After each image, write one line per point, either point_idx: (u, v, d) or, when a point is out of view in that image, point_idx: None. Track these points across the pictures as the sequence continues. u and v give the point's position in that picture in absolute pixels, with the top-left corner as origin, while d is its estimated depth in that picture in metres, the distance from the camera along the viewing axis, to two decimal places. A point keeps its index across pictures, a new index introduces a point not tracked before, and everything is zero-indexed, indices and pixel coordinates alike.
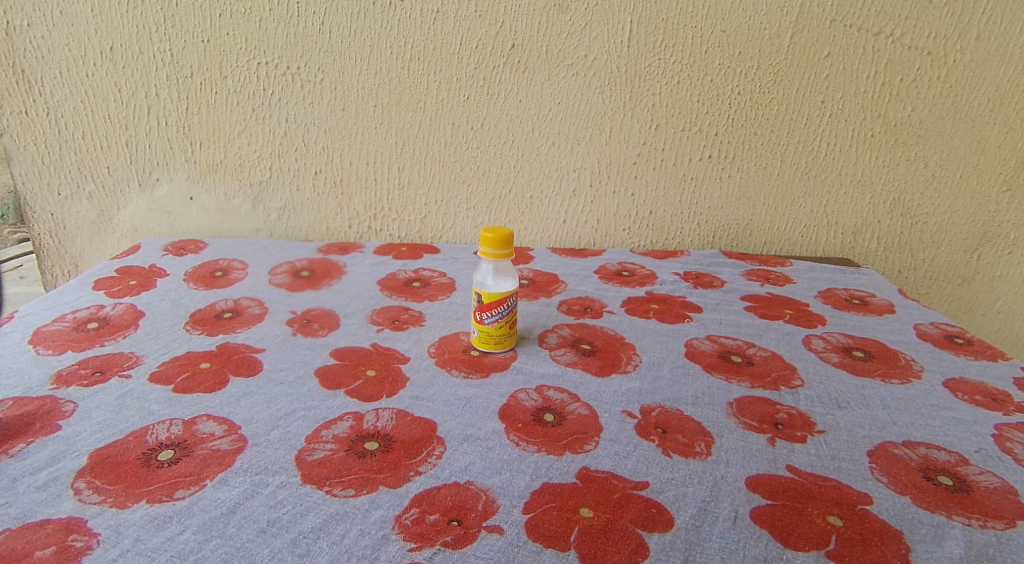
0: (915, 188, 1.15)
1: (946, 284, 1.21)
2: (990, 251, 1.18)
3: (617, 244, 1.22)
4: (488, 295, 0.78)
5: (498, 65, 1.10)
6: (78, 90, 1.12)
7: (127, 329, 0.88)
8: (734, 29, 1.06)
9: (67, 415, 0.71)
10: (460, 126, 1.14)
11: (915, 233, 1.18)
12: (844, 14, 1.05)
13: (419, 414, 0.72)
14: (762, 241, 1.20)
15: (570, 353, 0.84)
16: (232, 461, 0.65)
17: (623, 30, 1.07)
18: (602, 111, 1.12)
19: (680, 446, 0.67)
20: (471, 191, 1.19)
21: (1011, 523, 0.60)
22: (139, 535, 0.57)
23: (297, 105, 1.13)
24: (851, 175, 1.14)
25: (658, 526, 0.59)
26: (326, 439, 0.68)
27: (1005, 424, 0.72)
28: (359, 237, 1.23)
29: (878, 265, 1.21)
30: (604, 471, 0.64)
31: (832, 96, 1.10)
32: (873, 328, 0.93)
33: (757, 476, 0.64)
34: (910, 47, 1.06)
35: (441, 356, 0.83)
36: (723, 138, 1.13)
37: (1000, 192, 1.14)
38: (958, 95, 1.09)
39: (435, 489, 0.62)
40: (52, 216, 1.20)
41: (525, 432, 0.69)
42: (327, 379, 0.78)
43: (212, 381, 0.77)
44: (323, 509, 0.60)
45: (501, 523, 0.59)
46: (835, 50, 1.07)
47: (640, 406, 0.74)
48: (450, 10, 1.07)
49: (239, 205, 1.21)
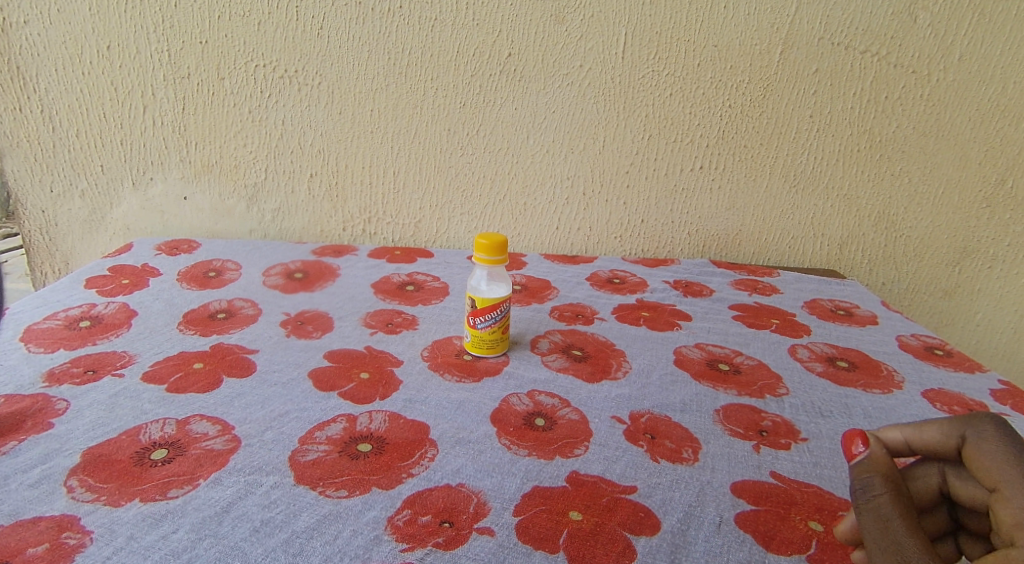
0: (899, 203, 1.17)
1: (928, 297, 1.24)
2: (970, 266, 1.21)
3: (608, 251, 1.23)
4: (482, 300, 0.80)
5: (494, 73, 1.11)
6: (74, 88, 1.13)
7: (119, 329, 0.88)
8: (725, 44, 1.09)
9: (59, 414, 0.71)
10: (455, 133, 1.15)
11: (898, 246, 1.20)
12: (832, 32, 1.08)
13: (412, 417, 0.73)
14: (751, 251, 1.22)
15: (561, 359, 0.85)
16: (227, 461, 0.65)
17: (617, 42, 1.09)
18: (596, 120, 1.14)
19: (668, 452, 0.69)
20: (466, 197, 1.20)
21: None
22: (132, 533, 0.57)
23: (293, 108, 1.14)
24: (837, 189, 1.17)
25: (645, 529, 0.60)
26: (319, 440, 0.69)
27: None
28: (353, 240, 1.24)
29: (863, 277, 1.23)
30: (593, 475, 0.66)
31: (820, 111, 1.12)
32: (856, 339, 0.95)
33: (742, 482, 0.66)
34: (895, 65, 1.09)
35: (433, 359, 0.84)
36: (714, 150, 1.15)
37: (980, 209, 1.17)
38: (941, 113, 1.11)
39: (428, 491, 0.63)
40: (43, 213, 1.20)
41: (516, 436, 0.70)
42: (319, 381, 0.79)
43: (205, 381, 0.78)
44: (316, 510, 0.61)
45: (492, 525, 0.60)
46: (824, 67, 1.09)
47: (629, 412, 0.75)
48: (447, 18, 1.08)
49: (233, 205, 1.21)
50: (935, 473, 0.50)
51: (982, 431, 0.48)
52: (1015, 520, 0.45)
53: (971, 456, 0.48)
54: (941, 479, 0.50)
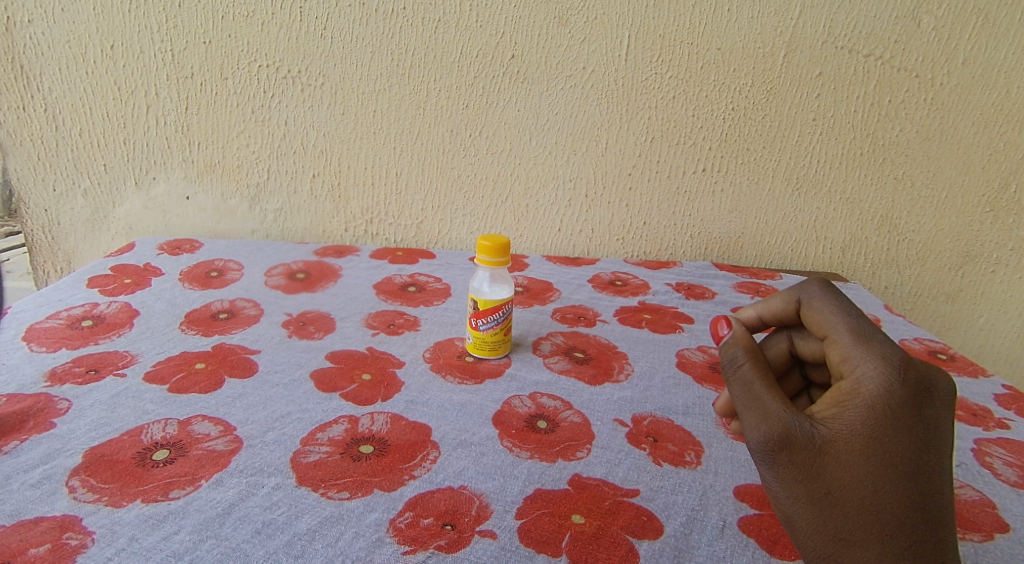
0: (902, 206, 1.17)
1: (930, 300, 1.23)
2: (973, 270, 1.21)
3: (610, 253, 1.23)
4: (484, 302, 0.80)
5: (497, 74, 1.11)
6: (78, 87, 1.13)
7: (121, 328, 0.88)
8: (729, 47, 1.08)
9: (61, 414, 0.71)
10: (458, 134, 1.15)
11: (901, 250, 1.20)
12: (835, 36, 1.07)
13: (413, 418, 0.73)
14: (753, 254, 1.22)
15: (563, 361, 0.85)
16: (228, 462, 0.65)
17: (621, 44, 1.09)
18: (599, 122, 1.14)
19: (671, 456, 0.69)
20: (468, 198, 1.20)
21: (988, 536, 0.61)
22: (134, 534, 0.57)
23: (296, 108, 1.14)
24: (840, 193, 1.17)
25: (648, 533, 0.60)
26: (321, 442, 0.69)
27: (984, 439, 0.74)
28: (355, 240, 1.24)
29: (865, 281, 1.23)
30: (595, 479, 0.65)
31: (823, 114, 1.12)
32: None
33: (745, 486, 0.65)
34: (899, 69, 1.09)
35: (435, 361, 0.84)
36: (717, 153, 1.15)
37: (983, 213, 1.17)
38: (944, 117, 1.11)
39: (429, 493, 0.63)
40: (46, 212, 1.20)
41: (518, 438, 0.70)
42: (321, 382, 0.78)
43: (207, 381, 0.78)
44: (317, 512, 0.60)
45: (494, 528, 0.60)
46: (827, 70, 1.09)
47: (632, 415, 0.75)
48: (451, 19, 1.08)
49: (235, 205, 1.21)
50: (783, 340, 0.65)
51: (810, 293, 0.61)
52: (840, 355, 0.55)
53: (806, 314, 0.60)
54: (789, 344, 0.65)
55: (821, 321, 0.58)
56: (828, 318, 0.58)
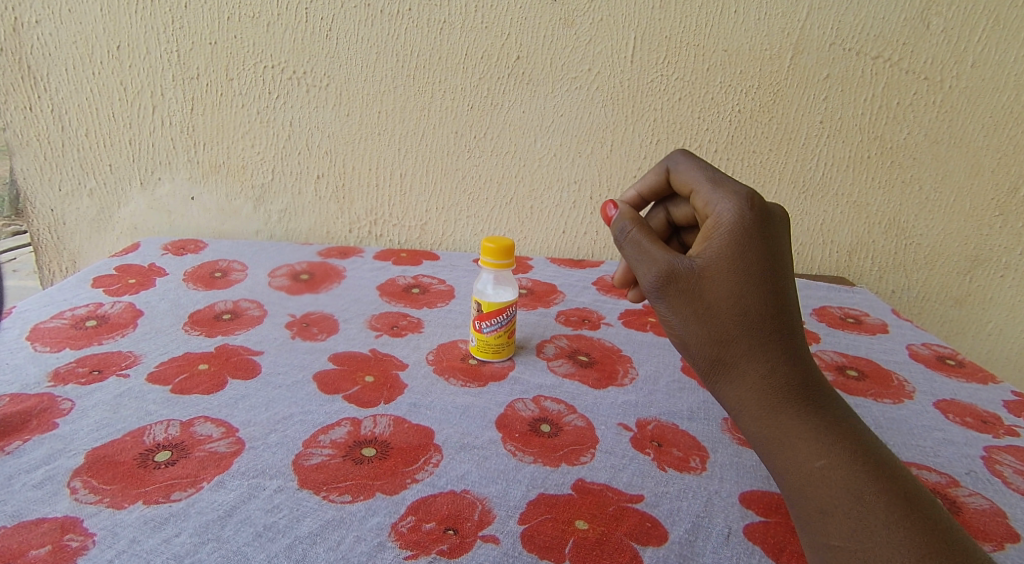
0: (910, 210, 1.16)
1: (938, 305, 1.22)
2: (982, 274, 1.19)
3: (615, 256, 1.23)
4: (488, 304, 0.79)
5: (503, 76, 1.11)
6: (84, 88, 1.13)
7: (125, 328, 0.88)
8: (735, 49, 1.08)
9: (64, 414, 0.71)
10: (463, 135, 1.15)
11: (909, 254, 1.19)
12: (843, 38, 1.07)
13: (416, 421, 0.72)
14: None
15: (567, 364, 0.85)
16: (230, 464, 0.65)
17: (627, 45, 1.08)
18: (604, 124, 1.13)
19: (676, 461, 0.68)
20: (473, 200, 1.20)
21: (999, 545, 0.60)
22: (135, 536, 0.57)
23: (301, 109, 1.14)
24: (847, 196, 1.16)
25: (652, 539, 0.59)
26: (323, 444, 0.68)
27: (994, 446, 0.73)
28: (359, 241, 1.24)
29: (873, 285, 1.22)
30: (599, 484, 0.65)
31: (830, 117, 1.11)
32: (866, 347, 0.94)
33: (750, 493, 0.65)
34: (907, 72, 1.08)
35: (439, 363, 0.84)
36: (723, 155, 1.14)
37: (993, 217, 1.16)
38: (953, 120, 1.10)
39: (432, 497, 0.62)
40: (52, 212, 1.20)
41: (521, 442, 0.70)
42: (324, 384, 0.78)
43: (210, 382, 0.78)
44: (319, 515, 0.60)
45: (497, 532, 0.59)
46: (835, 72, 1.09)
47: (636, 419, 0.74)
48: (456, 21, 1.08)
49: (240, 206, 1.21)
50: (660, 212, 0.74)
51: (673, 159, 0.69)
52: (704, 202, 0.62)
53: (672, 178, 0.68)
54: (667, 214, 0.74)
55: (686, 179, 0.65)
56: (690, 174, 0.65)
